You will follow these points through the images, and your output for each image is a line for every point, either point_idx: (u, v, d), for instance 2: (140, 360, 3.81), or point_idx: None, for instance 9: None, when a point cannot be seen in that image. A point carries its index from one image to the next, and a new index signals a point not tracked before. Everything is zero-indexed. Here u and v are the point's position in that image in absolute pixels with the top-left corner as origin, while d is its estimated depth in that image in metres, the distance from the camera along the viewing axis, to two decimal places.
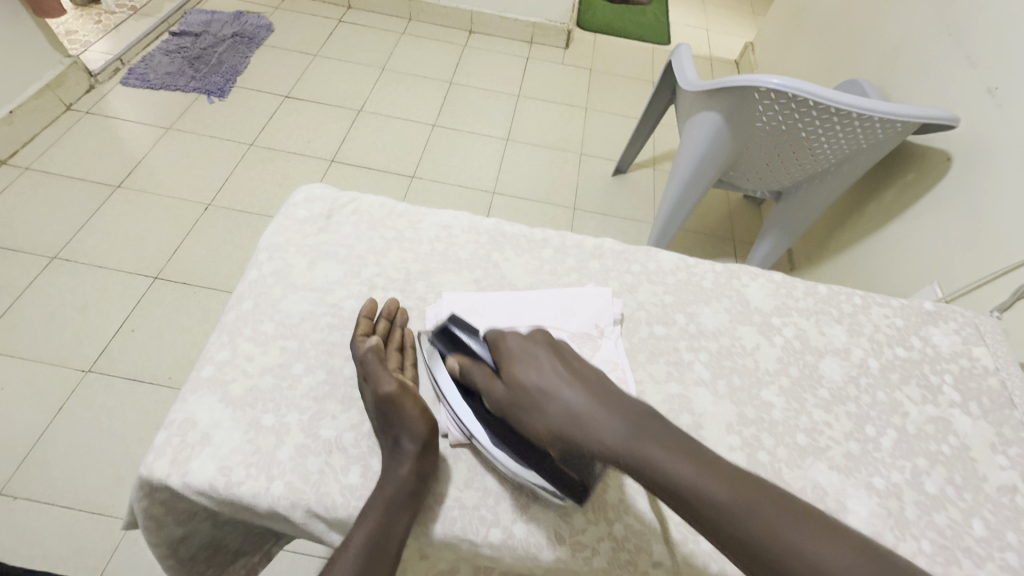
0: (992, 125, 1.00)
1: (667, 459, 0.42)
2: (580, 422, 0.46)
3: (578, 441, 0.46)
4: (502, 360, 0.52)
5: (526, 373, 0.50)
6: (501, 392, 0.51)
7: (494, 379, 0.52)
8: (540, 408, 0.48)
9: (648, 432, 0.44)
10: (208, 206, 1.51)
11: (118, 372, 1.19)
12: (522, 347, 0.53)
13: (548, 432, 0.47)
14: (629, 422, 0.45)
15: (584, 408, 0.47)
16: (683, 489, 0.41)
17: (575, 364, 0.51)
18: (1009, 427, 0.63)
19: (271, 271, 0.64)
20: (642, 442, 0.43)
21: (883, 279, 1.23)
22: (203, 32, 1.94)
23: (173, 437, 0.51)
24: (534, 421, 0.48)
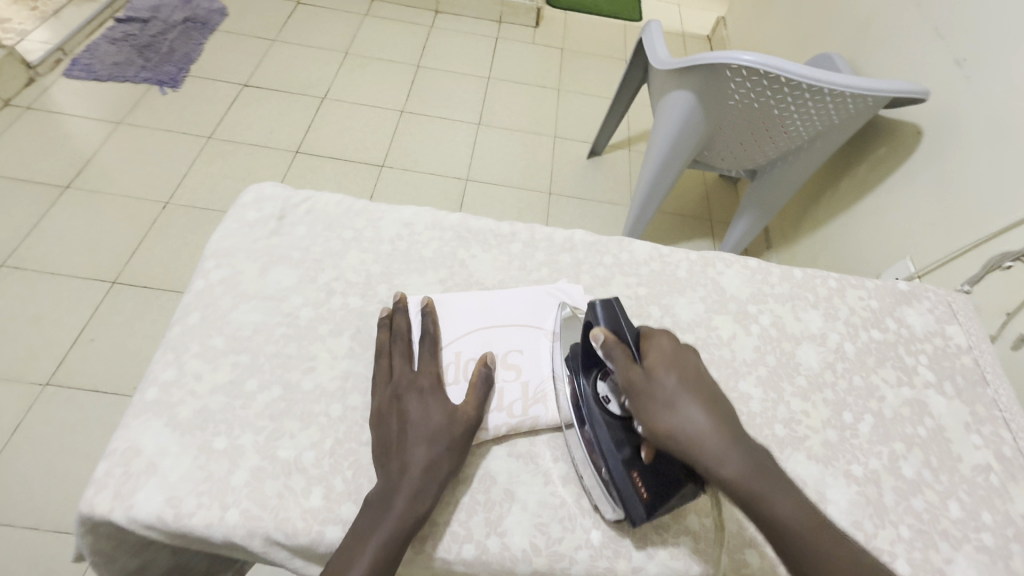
0: (961, 96, 0.99)
1: (793, 513, 0.41)
2: (711, 446, 0.43)
3: (698, 458, 0.43)
4: (650, 352, 0.47)
5: (665, 376, 0.46)
6: (639, 377, 0.46)
7: (632, 364, 0.47)
8: (676, 409, 0.44)
9: (776, 482, 0.43)
10: (166, 204, 1.43)
11: (78, 384, 1.13)
12: (674, 347, 0.47)
13: (672, 435, 0.43)
14: (760, 465, 0.43)
15: (715, 435, 0.43)
16: (789, 533, 0.41)
17: (718, 389, 0.47)
18: (982, 405, 0.63)
19: (219, 279, 0.60)
20: (771, 488, 0.42)
21: (857, 256, 1.23)
22: (151, 18, 1.82)
23: (115, 468, 0.47)
24: (656, 418, 0.44)
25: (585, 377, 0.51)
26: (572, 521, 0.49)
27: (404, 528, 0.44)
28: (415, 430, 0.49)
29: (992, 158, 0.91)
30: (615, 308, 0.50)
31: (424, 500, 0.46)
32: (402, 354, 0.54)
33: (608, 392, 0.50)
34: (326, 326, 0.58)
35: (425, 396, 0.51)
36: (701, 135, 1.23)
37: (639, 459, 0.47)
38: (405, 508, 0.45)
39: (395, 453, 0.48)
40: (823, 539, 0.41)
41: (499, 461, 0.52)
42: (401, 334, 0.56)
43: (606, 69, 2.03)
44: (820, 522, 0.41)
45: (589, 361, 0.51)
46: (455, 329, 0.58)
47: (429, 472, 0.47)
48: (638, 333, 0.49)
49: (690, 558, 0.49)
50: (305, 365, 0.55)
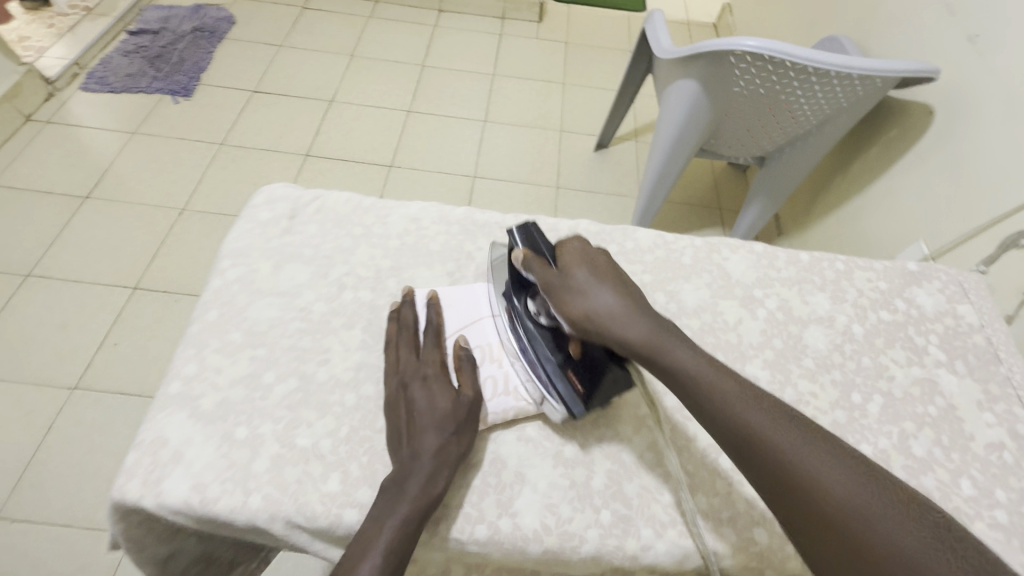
0: (973, 74, 0.98)
1: (695, 362, 0.46)
2: (614, 316, 0.49)
3: (608, 331, 0.49)
4: (563, 255, 0.53)
5: (577, 269, 0.52)
6: (552, 274, 0.52)
7: (547, 267, 0.53)
8: (584, 297, 0.50)
9: (677, 341, 0.47)
10: (183, 211, 1.47)
11: (105, 387, 1.17)
12: (584, 250, 0.54)
13: (584, 314, 0.49)
14: (663, 330, 0.48)
15: (617, 307, 0.49)
16: (694, 382, 0.45)
17: (628, 277, 0.53)
18: (995, 383, 0.62)
19: (235, 278, 0.62)
20: (675, 346, 0.47)
21: (870, 240, 1.21)
22: (162, 29, 1.87)
23: (144, 458, 0.50)
24: (571, 304, 0.50)
25: (518, 297, 0.56)
26: (581, 501, 0.51)
27: (417, 511, 0.46)
28: (423, 417, 0.50)
29: (1006, 134, 0.90)
30: (533, 231, 0.55)
31: (435, 484, 0.47)
32: (407, 345, 0.56)
33: (537, 308, 0.55)
34: (339, 321, 0.60)
35: (431, 384, 0.52)
36: (706, 123, 1.22)
37: (569, 355, 0.53)
38: (418, 492, 0.46)
39: (405, 439, 0.50)
40: (718, 374, 0.45)
41: (508, 446, 0.53)
42: (407, 326, 0.57)
43: (610, 62, 2.03)
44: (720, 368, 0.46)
45: (517, 283, 0.57)
46: (457, 322, 0.59)
47: (438, 458, 0.48)
48: (553, 244, 0.55)
49: (699, 537, 0.50)
50: (319, 357, 0.57)
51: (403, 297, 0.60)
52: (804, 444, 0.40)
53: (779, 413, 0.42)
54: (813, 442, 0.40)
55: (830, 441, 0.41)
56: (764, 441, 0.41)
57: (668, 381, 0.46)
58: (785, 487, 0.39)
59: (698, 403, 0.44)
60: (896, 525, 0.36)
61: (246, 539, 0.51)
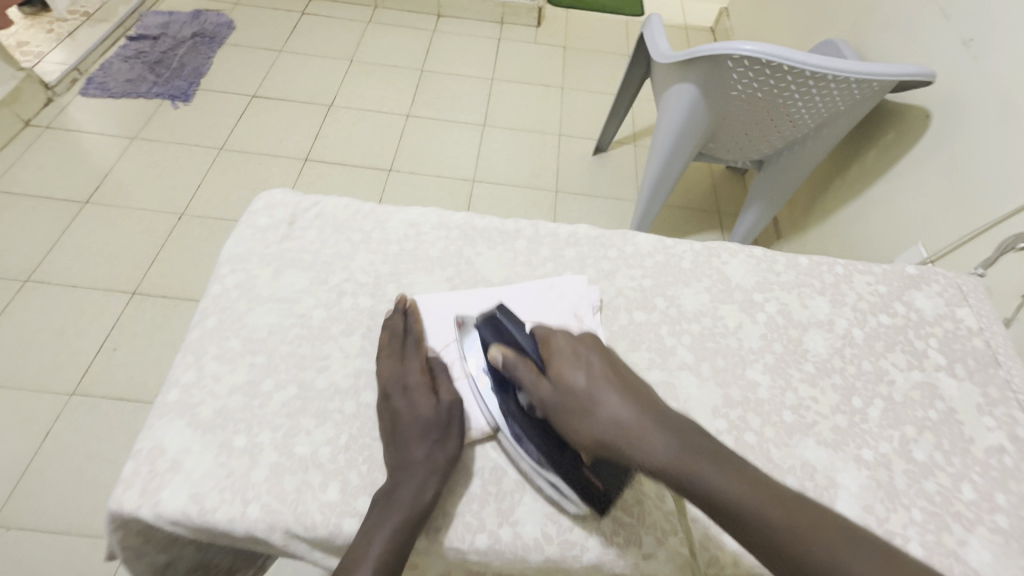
0: (967, 78, 0.99)
1: (726, 480, 0.40)
2: (625, 431, 0.44)
3: (623, 451, 0.44)
4: (555, 362, 0.50)
5: (573, 375, 0.48)
6: (548, 390, 0.48)
7: (540, 378, 0.49)
8: (592, 414, 0.45)
9: (698, 447, 0.42)
10: (182, 216, 1.47)
11: (104, 393, 1.17)
12: (572, 350, 0.50)
13: (593, 438, 0.45)
14: (681, 437, 0.43)
15: (627, 417, 0.45)
16: (730, 503, 0.39)
17: (627, 373, 0.49)
18: (995, 387, 0.62)
19: (234, 284, 0.62)
20: (699, 459, 0.41)
21: (869, 242, 1.21)
22: (161, 35, 1.87)
23: (142, 467, 0.49)
24: (578, 426, 0.46)
25: (504, 396, 0.52)
26: (581, 509, 0.50)
27: (408, 520, 0.45)
28: (409, 428, 0.51)
29: (1002, 137, 0.90)
30: (507, 328, 0.54)
31: (424, 491, 0.47)
32: (390, 353, 0.56)
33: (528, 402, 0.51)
34: (340, 327, 0.60)
35: (413, 394, 0.53)
36: (704, 128, 1.23)
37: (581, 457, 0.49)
38: (408, 501, 0.46)
39: (395, 450, 0.50)
40: (754, 494, 0.39)
41: (508, 453, 0.53)
42: (396, 334, 0.57)
43: (608, 66, 2.03)
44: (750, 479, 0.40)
45: (505, 387, 0.53)
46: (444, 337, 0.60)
47: (427, 466, 0.48)
48: (542, 347, 0.52)
49: (700, 545, 0.49)
50: (318, 364, 0.57)
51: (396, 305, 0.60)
52: (861, 567, 0.35)
53: (830, 530, 0.37)
54: (870, 565, 0.35)
55: (899, 563, 0.35)
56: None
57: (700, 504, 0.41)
58: None
59: (733, 530, 0.39)
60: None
61: (245, 548, 0.51)
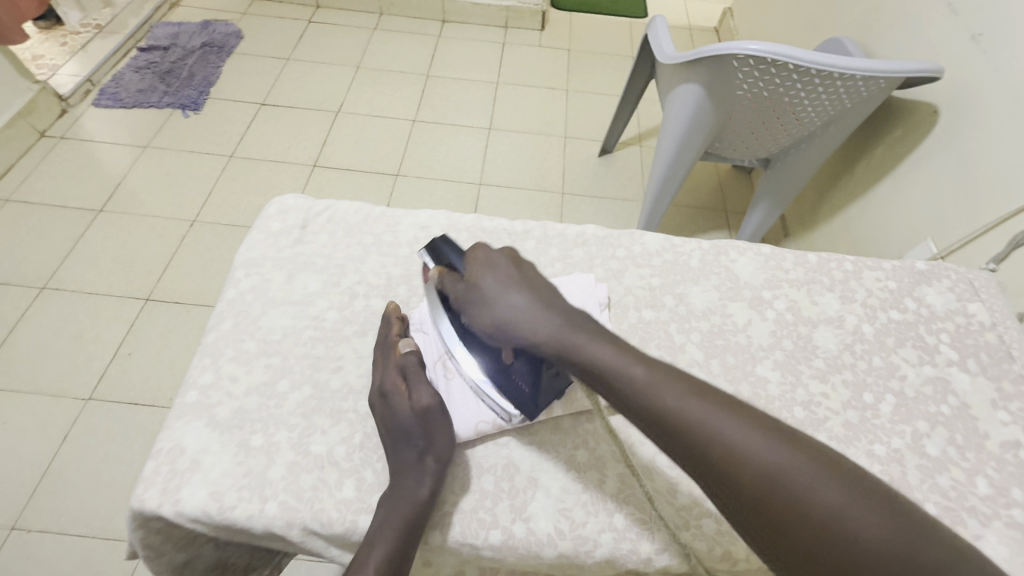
0: (977, 72, 0.98)
1: (604, 353, 0.45)
2: (519, 318, 0.49)
3: (517, 335, 0.49)
4: (469, 267, 0.55)
5: (482, 276, 0.53)
6: (461, 290, 0.53)
7: (457, 283, 0.55)
8: (492, 307, 0.50)
9: (582, 329, 0.47)
10: (193, 222, 1.49)
11: (120, 397, 1.18)
12: (486, 255, 0.55)
13: (493, 324, 0.50)
14: (571, 322, 0.48)
15: (524, 307, 0.49)
16: (602, 371, 0.44)
17: (532, 272, 0.54)
18: (1008, 381, 0.62)
19: (249, 287, 0.63)
20: (582, 338, 0.46)
21: (878, 239, 1.21)
22: (171, 45, 1.90)
23: (162, 466, 0.50)
24: (481, 316, 0.51)
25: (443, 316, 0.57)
26: (593, 505, 0.51)
27: (406, 520, 0.46)
28: (396, 433, 0.51)
29: (1013, 131, 0.89)
30: (444, 249, 0.59)
31: (420, 490, 0.48)
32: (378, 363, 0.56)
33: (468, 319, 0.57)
34: (353, 328, 0.61)
35: (392, 400, 0.53)
36: (709, 128, 1.23)
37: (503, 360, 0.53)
38: (406, 502, 0.47)
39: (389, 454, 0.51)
40: (630, 366, 0.43)
41: (520, 451, 0.54)
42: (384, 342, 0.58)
43: (613, 68, 2.04)
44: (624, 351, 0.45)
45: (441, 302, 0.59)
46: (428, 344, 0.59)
47: (421, 467, 0.49)
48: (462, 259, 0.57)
49: (713, 540, 0.49)
50: (332, 364, 0.58)
51: (387, 314, 0.60)
52: (721, 421, 0.39)
53: (700, 391, 0.41)
54: (721, 413, 0.39)
55: (751, 415, 0.39)
56: (683, 429, 0.40)
57: (581, 374, 0.46)
58: (718, 479, 0.38)
59: (612, 397, 0.44)
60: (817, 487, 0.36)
61: (262, 546, 0.52)
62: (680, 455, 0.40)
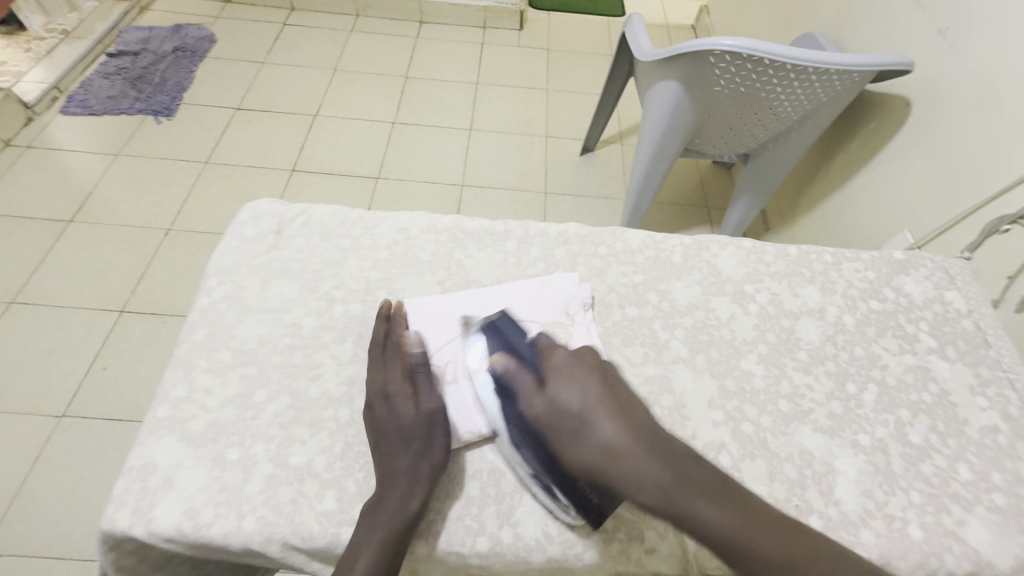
0: (945, 65, 1.00)
1: (714, 511, 0.43)
2: (617, 455, 0.46)
3: (615, 475, 0.46)
4: (551, 379, 0.52)
5: (569, 395, 0.50)
6: (544, 406, 0.50)
7: (536, 391, 0.52)
8: (584, 435, 0.48)
9: (689, 476, 0.45)
10: (168, 231, 1.45)
11: (95, 413, 1.15)
12: (571, 364, 0.53)
13: (585, 458, 0.47)
14: (675, 466, 0.45)
15: (619, 441, 0.47)
16: (718, 532, 0.42)
17: (619, 392, 0.52)
18: (986, 367, 0.63)
19: (222, 296, 0.61)
20: (689, 492, 0.44)
21: (855, 231, 1.23)
22: (142, 50, 1.86)
23: (133, 484, 0.48)
24: (571, 446, 0.48)
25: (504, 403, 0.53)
26: None
27: (395, 527, 0.45)
28: (390, 436, 0.51)
29: (982, 122, 0.91)
30: (512, 343, 0.57)
31: (411, 502, 0.47)
32: (374, 363, 0.56)
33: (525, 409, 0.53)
34: (331, 335, 0.59)
35: (394, 402, 0.53)
36: (689, 125, 1.24)
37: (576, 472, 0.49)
38: (396, 510, 0.46)
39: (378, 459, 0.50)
40: (745, 526, 0.42)
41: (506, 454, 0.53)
42: (378, 342, 0.57)
43: (592, 67, 2.04)
44: (729, 501, 0.43)
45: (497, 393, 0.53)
46: (443, 335, 0.59)
47: (414, 475, 0.48)
48: (538, 360, 0.54)
49: None
50: (310, 373, 0.57)
51: (379, 314, 0.59)
52: None
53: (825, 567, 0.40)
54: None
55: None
56: None
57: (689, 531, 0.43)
58: None
59: (731, 563, 0.42)
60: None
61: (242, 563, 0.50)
62: None
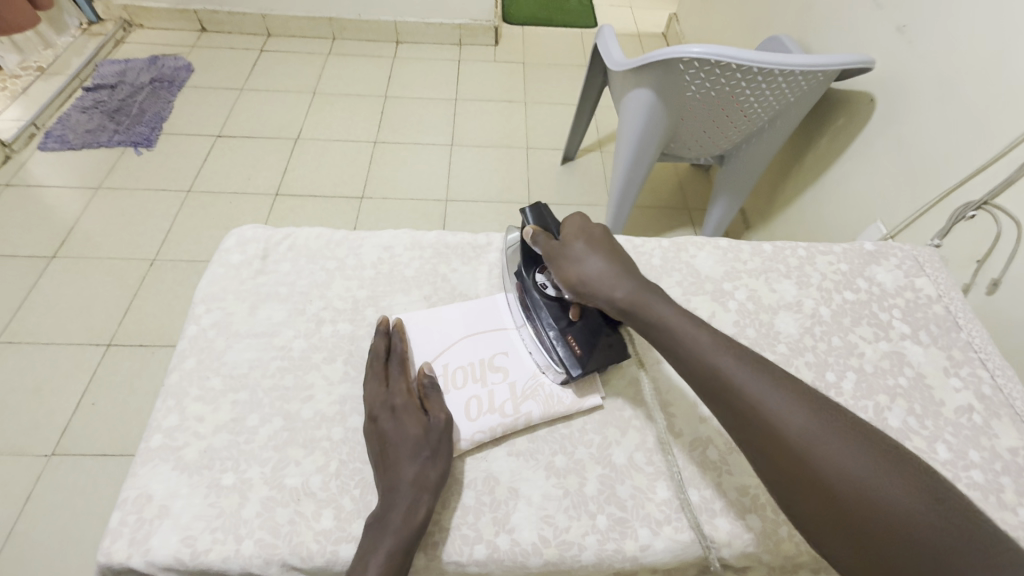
0: (905, 61, 1.04)
1: (675, 320, 0.50)
2: (601, 282, 0.54)
3: (597, 292, 0.54)
4: (565, 229, 0.59)
5: (577, 241, 0.58)
6: (553, 246, 0.58)
7: (551, 241, 0.59)
8: (581, 262, 0.56)
9: (658, 299, 0.52)
10: (153, 261, 1.45)
11: (86, 450, 1.13)
12: (584, 223, 0.59)
13: (578, 279, 0.55)
14: (649, 290, 0.53)
15: (605, 271, 0.55)
16: (672, 335, 0.50)
17: (622, 248, 0.58)
18: (958, 349, 0.65)
19: (210, 323, 0.62)
20: (654, 303, 0.52)
21: (831, 224, 1.26)
22: (119, 83, 1.86)
23: (129, 516, 0.49)
24: (567, 269, 0.56)
25: (527, 270, 0.62)
26: (576, 509, 0.51)
27: (404, 535, 0.45)
28: (397, 449, 0.51)
29: (943, 114, 0.95)
30: (544, 211, 0.63)
31: (418, 514, 0.47)
32: (375, 377, 0.56)
33: (545, 280, 0.60)
34: (322, 355, 0.60)
35: (402, 415, 0.53)
36: (664, 130, 1.27)
37: (569, 318, 0.58)
38: (402, 523, 0.46)
39: (383, 471, 0.50)
40: (702, 338, 0.48)
41: (499, 462, 0.54)
42: (379, 356, 0.57)
43: (568, 78, 2.08)
44: (707, 329, 0.49)
45: (529, 259, 0.62)
46: (439, 344, 0.61)
47: (420, 486, 0.49)
48: (559, 222, 0.61)
49: (694, 531, 0.50)
50: (302, 393, 0.57)
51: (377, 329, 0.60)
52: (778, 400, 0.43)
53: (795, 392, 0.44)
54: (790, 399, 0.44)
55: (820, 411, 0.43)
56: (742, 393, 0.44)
57: (648, 333, 0.51)
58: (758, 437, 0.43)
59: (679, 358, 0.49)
60: (846, 457, 0.40)
61: None
62: (732, 415, 0.45)
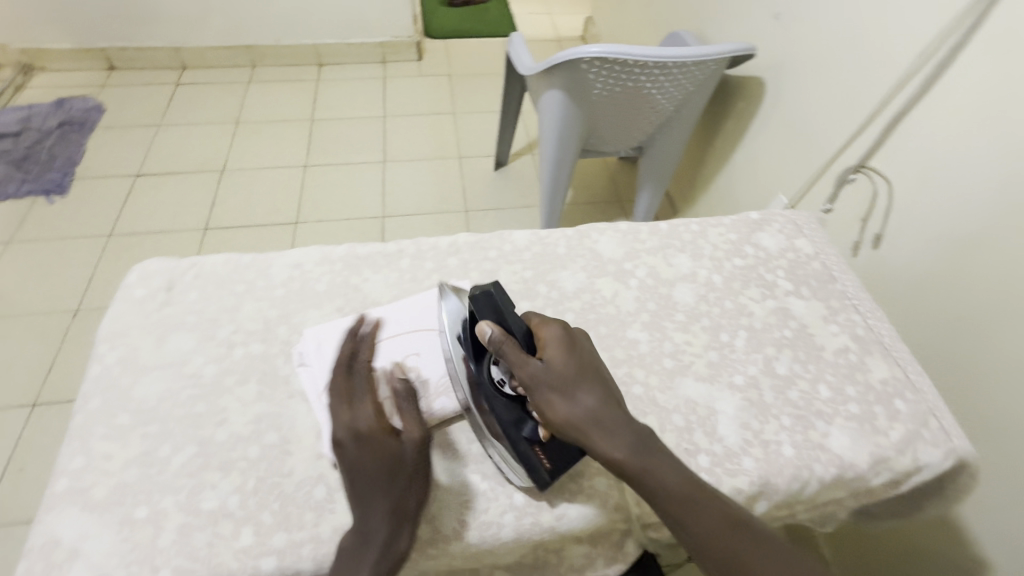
0: (782, 46, 1.14)
1: (679, 482, 0.48)
2: (598, 429, 0.49)
3: (592, 443, 0.49)
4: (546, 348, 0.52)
5: (564, 367, 0.51)
6: (535, 372, 0.51)
7: (528, 361, 0.51)
8: (573, 402, 0.50)
9: (655, 449, 0.49)
10: (76, 312, 1.38)
11: (16, 517, 1.07)
12: (567, 337, 0.53)
13: (567, 421, 0.49)
14: (648, 441, 0.50)
15: (598, 414, 0.50)
16: (671, 498, 0.47)
17: (608, 372, 0.53)
18: (835, 298, 0.72)
19: (116, 359, 0.61)
20: (658, 462, 0.48)
21: (742, 202, 1.35)
22: (24, 130, 1.77)
23: (36, 564, 0.48)
24: (557, 409, 0.50)
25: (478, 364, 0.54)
26: (494, 492, 0.54)
27: (390, 549, 0.47)
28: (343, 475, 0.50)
29: (818, 91, 1.04)
30: (501, 301, 0.54)
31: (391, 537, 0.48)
32: None
33: (502, 375, 0.54)
34: (234, 378, 0.60)
35: (325, 434, 0.51)
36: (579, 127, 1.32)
37: (538, 436, 0.53)
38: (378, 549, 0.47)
39: (357, 487, 0.50)
40: (694, 497, 0.47)
41: None
42: None
43: (493, 86, 2.13)
44: (699, 485, 0.48)
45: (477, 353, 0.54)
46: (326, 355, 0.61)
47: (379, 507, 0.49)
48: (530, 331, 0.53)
49: (605, 494, 0.54)
50: (215, 417, 0.57)
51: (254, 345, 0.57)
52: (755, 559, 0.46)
53: (751, 543, 0.47)
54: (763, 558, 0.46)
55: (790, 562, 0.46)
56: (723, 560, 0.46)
57: (646, 494, 0.48)
58: None
59: (674, 524, 0.47)
60: None
61: None
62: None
